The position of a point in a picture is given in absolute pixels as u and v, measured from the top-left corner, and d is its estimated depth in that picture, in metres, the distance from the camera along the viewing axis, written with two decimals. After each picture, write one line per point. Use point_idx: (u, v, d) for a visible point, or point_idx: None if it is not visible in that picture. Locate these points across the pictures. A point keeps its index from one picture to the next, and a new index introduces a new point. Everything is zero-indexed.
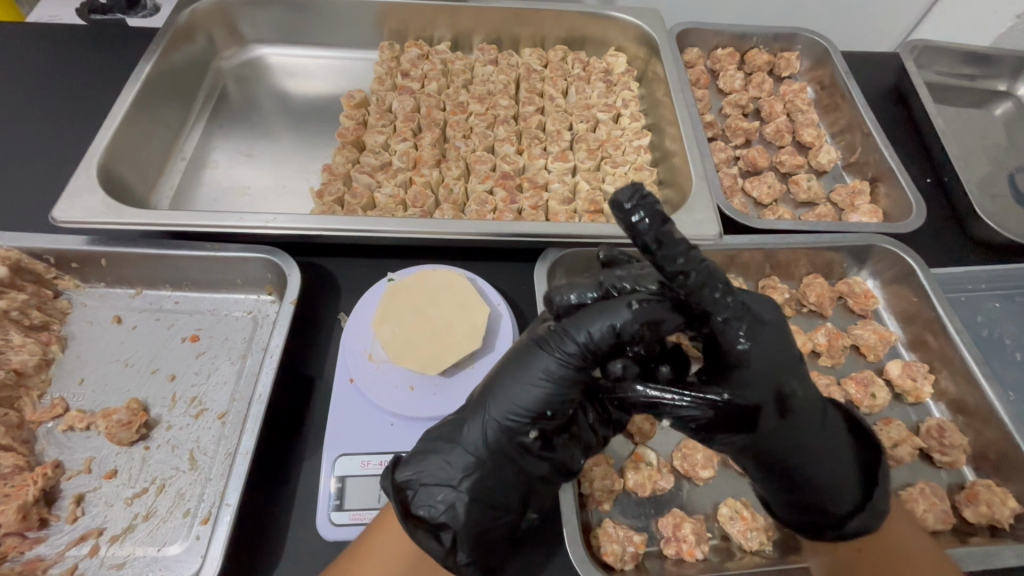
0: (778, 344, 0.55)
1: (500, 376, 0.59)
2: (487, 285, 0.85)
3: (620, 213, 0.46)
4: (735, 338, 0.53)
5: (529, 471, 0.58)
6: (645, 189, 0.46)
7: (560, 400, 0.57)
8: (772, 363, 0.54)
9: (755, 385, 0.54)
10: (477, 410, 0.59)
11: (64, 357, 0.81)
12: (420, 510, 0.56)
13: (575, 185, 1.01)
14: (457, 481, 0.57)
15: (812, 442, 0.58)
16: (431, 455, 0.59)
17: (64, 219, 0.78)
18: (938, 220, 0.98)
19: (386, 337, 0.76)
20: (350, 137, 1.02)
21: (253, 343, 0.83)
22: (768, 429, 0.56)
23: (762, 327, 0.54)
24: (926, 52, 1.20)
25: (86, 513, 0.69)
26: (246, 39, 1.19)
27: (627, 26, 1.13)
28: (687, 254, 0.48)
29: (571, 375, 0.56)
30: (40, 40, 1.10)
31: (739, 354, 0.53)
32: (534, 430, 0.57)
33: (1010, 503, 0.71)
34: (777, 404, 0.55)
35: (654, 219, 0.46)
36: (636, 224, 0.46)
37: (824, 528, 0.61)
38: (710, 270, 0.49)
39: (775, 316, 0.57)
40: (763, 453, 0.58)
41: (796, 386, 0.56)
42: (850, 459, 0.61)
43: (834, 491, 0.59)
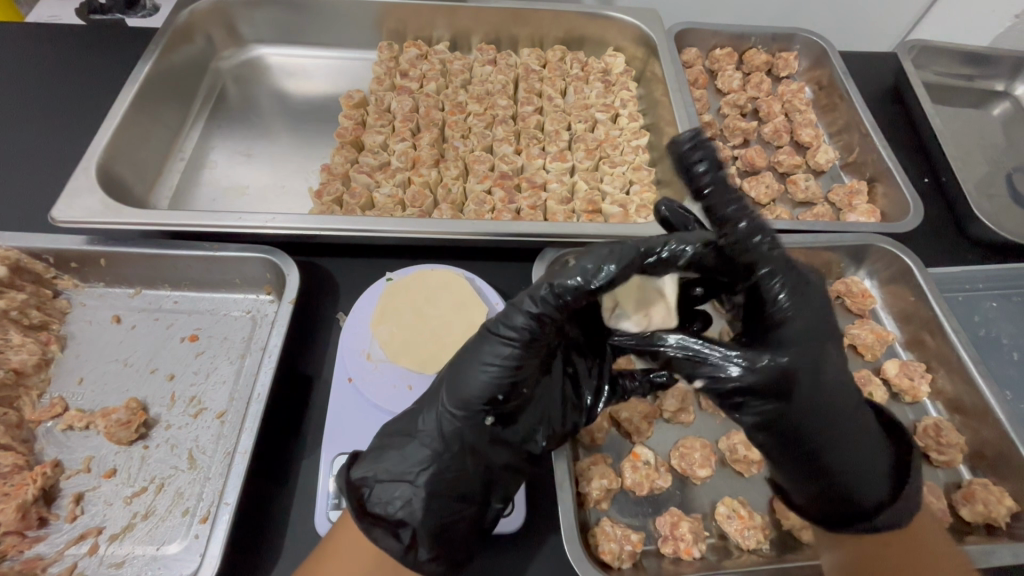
0: (820, 312, 0.58)
1: (452, 366, 0.61)
2: (486, 285, 0.85)
3: (680, 151, 0.54)
4: (777, 293, 0.56)
5: (486, 458, 0.60)
6: (707, 135, 0.53)
7: (510, 383, 0.59)
8: (812, 329, 0.57)
9: (795, 347, 0.57)
10: (432, 402, 0.61)
11: (63, 357, 0.81)
12: (377, 508, 0.57)
13: (574, 185, 1.01)
14: (414, 476, 0.58)
15: (844, 426, 0.59)
16: (388, 452, 0.60)
17: (63, 219, 0.79)
18: (935, 220, 0.99)
19: (384, 336, 0.78)
20: (349, 137, 1.03)
21: (251, 343, 0.84)
22: (802, 401, 0.58)
23: (805, 289, 0.57)
24: (924, 52, 1.20)
25: (85, 512, 0.70)
26: (245, 39, 1.20)
27: (626, 26, 1.13)
28: (737, 203, 0.53)
29: (519, 355, 0.58)
30: (40, 40, 1.10)
31: (783, 312, 0.56)
32: (487, 417, 0.59)
33: (1006, 502, 0.71)
34: (813, 372, 0.57)
35: (711, 160, 0.53)
36: (696, 163, 0.53)
37: (853, 521, 0.60)
38: (761, 224, 0.54)
39: (819, 281, 0.60)
40: (798, 427, 0.59)
41: (831, 364, 0.59)
42: (883, 454, 0.62)
43: (864, 483, 0.59)
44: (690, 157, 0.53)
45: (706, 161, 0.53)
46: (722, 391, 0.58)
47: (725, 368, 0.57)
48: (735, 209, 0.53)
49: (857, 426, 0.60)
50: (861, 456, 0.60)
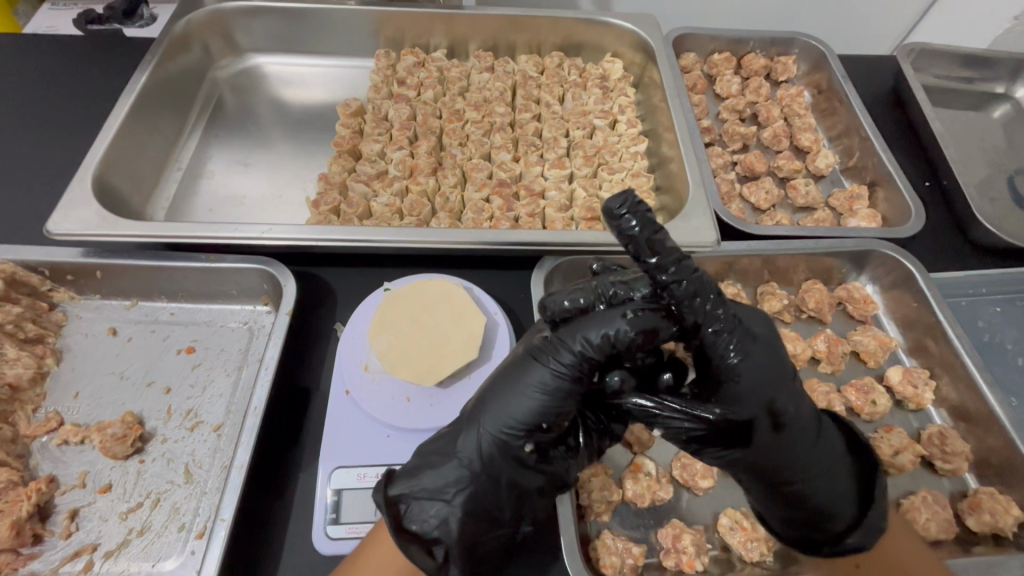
0: (769, 360, 0.56)
1: (495, 387, 0.60)
2: (484, 294, 0.84)
3: (613, 221, 0.49)
4: (724, 351, 0.55)
5: (523, 483, 0.59)
6: (637, 196, 0.48)
7: (557, 412, 0.58)
8: (762, 381, 0.56)
9: (748, 400, 0.55)
10: (474, 422, 0.60)
11: (59, 370, 0.80)
12: (413, 524, 0.57)
13: (572, 192, 1.00)
14: (450, 496, 0.58)
15: (810, 459, 0.60)
16: (425, 470, 0.60)
17: (57, 232, 0.78)
18: (938, 224, 0.98)
19: (381, 348, 0.76)
20: (346, 146, 1.02)
21: (248, 355, 0.83)
22: (762, 444, 0.57)
23: (754, 343, 0.56)
24: (923, 55, 1.20)
25: (81, 529, 0.69)
26: (242, 49, 1.19)
27: (623, 32, 1.13)
28: (678, 263, 0.51)
29: (569, 387, 0.57)
30: (37, 52, 1.10)
31: (728, 367, 0.55)
32: (529, 443, 0.58)
33: (1013, 511, 0.70)
34: (770, 417, 0.57)
35: (646, 227, 0.49)
36: (632, 231, 0.49)
37: (821, 543, 0.63)
38: (703, 282, 0.53)
39: (767, 331, 0.58)
40: (761, 466, 0.59)
41: (790, 403, 0.57)
42: (847, 476, 0.63)
43: (832, 508, 0.61)
44: (624, 225, 0.49)
45: (640, 229, 0.48)
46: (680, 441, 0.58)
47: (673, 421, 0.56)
48: (677, 269, 0.51)
49: (821, 456, 0.61)
50: (826, 482, 0.61)
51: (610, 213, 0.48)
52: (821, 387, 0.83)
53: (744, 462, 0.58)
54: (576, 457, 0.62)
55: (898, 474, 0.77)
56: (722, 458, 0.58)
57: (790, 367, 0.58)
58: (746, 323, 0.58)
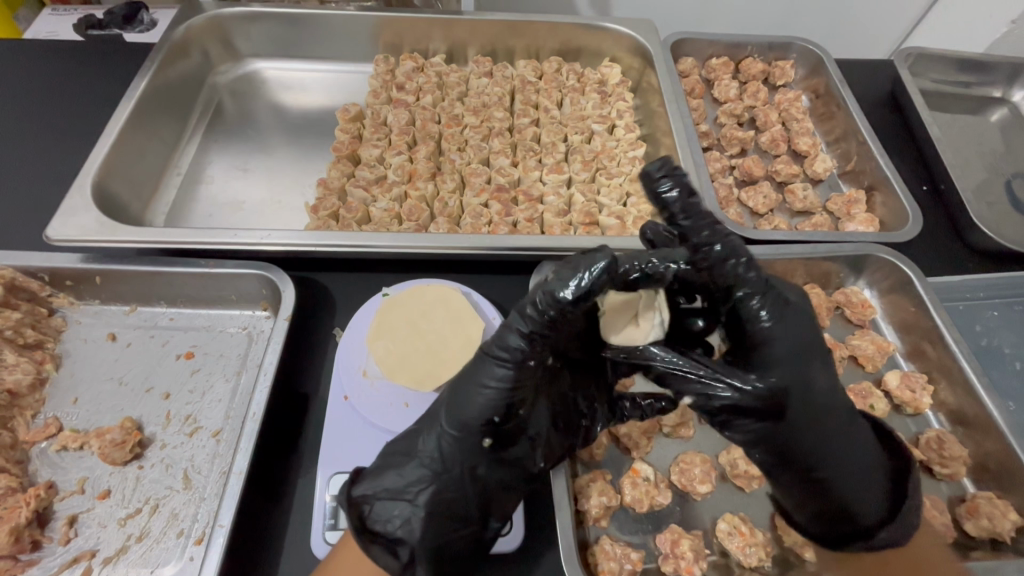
0: (801, 328, 0.59)
1: (451, 384, 0.62)
2: (483, 299, 0.85)
3: (652, 180, 0.60)
4: (757, 314, 0.58)
5: (483, 479, 0.60)
6: (675, 164, 0.59)
7: (507, 404, 0.59)
8: (794, 350, 0.58)
9: (782, 367, 0.58)
10: (432, 421, 0.61)
11: (58, 376, 0.80)
12: (376, 525, 0.58)
13: (571, 197, 1.00)
14: (413, 496, 0.59)
15: (841, 442, 0.61)
16: (389, 470, 0.61)
17: (57, 238, 0.78)
18: (935, 229, 0.98)
19: (380, 353, 0.76)
20: (345, 151, 1.02)
21: (247, 360, 0.83)
22: (797, 419, 0.59)
23: (787, 308, 0.59)
24: (920, 60, 1.21)
25: (79, 535, 0.69)
26: (241, 54, 1.19)
27: (621, 37, 1.13)
28: (711, 228, 0.59)
29: (518, 378, 0.58)
30: (37, 58, 1.11)
31: (764, 332, 0.58)
32: (485, 438, 0.59)
33: (1011, 516, 0.70)
34: (802, 388, 0.58)
35: (679, 186, 0.59)
36: (664, 188, 0.59)
37: (852, 539, 0.63)
38: (734, 247, 0.59)
39: (798, 299, 0.61)
40: (797, 448, 0.60)
41: (821, 377, 0.60)
42: (880, 471, 0.64)
43: (865, 501, 0.62)
44: (659, 184, 0.59)
45: (673, 187, 0.59)
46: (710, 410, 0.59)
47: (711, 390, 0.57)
48: (711, 233, 0.59)
49: (852, 442, 0.62)
50: (859, 474, 0.62)
51: (647, 171, 0.60)
52: None
53: (780, 437, 0.59)
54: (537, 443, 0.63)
55: None
56: (750, 431, 0.59)
57: (823, 340, 0.61)
58: (778, 289, 0.60)
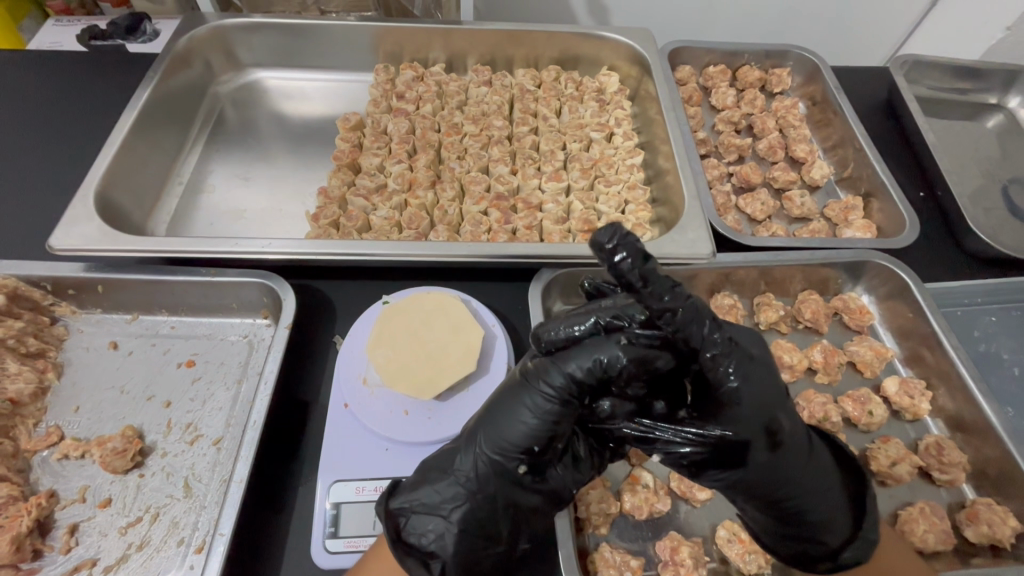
0: (766, 381, 0.56)
1: (491, 408, 0.60)
2: (482, 306, 0.85)
3: (603, 255, 0.45)
4: (724, 374, 0.54)
5: (519, 502, 0.60)
6: (626, 227, 0.45)
7: (549, 434, 0.57)
8: (759, 403, 0.56)
9: (746, 420, 0.55)
10: (471, 441, 0.60)
11: (60, 384, 0.81)
12: (411, 537, 0.59)
13: (569, 205, 1.01)
14: (448, 512, 0.59)
15: (805, 478, 0.60)
16: (426, 484, 0.61)
17: (59, 247, 0.79)
18: (933, 235, 0.98)
19: (379, 362, 0.76)
20: (345, 159, 1.03)
21: (248, 368, 0.83)
22: (757, 466, 0.58)
23: (751, 364, 0.56)
24: (916, 66, 1.22)
25: (80, 543, 0.69)
26: (243, 64, 1.21)
27: (619, 45, 1.14)
28: (672, 291, 0.48)
29: (559, 410, 0.57)
30: (41, 69, 1.12)
31: (730, 391, 0.54)
32: (523, 464, 0.58)
33: (1010, 522, 0.70)
34: (766, 436, 0.57)
35: (636, 257, 0.45)
36: (620, 264, 0.45)
37: (818, 560, 0.64)
38: (698, 308, 0.50)
39: (762, 351, 0.58)
40: (760, 486, 0.59)
41: (786, 421, 0.58)
42: (843, 495, 0.63)
43: (830, 526, 0.62)
44: (612, 260, 0.45)
45: (630, 263, 0.45)
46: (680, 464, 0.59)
47: (677, 447, 0.57)
48: (674, 298, 0.49)
49: (813, 470, 0.61)
50: (826, 500, 0.62)
51: (597, 247, 0.44)
52: (818, 398, 0.83)
53: (743, 481, 0.59)
54: (571, 475, 0.62)
55: (895, 485, 0.77)
56: (725, 479, 0.58)
57: (783, 385, 0.58)
58: (742, 344, 0.57)
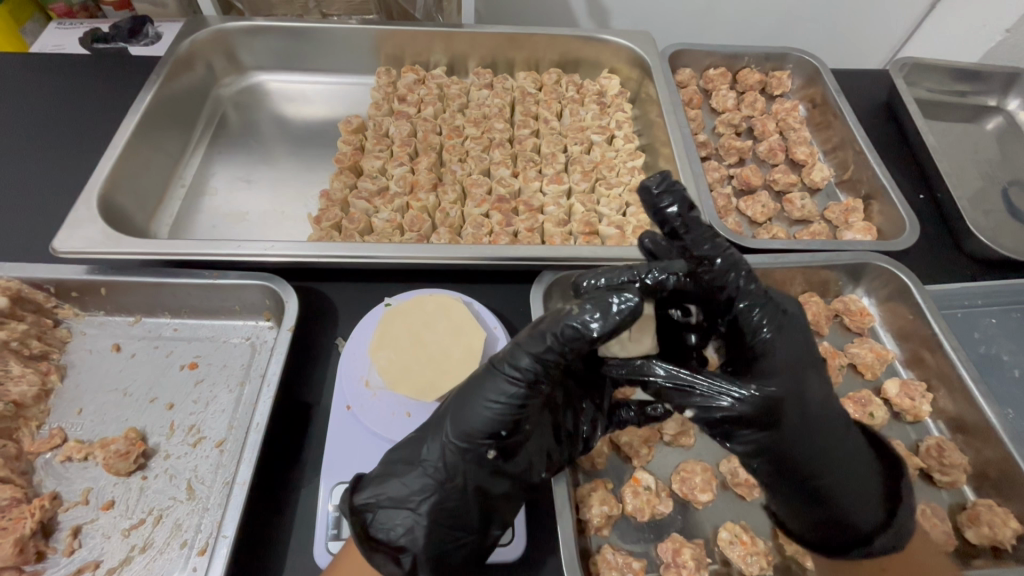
0: (798, 342, 0.61)
1: (457, 396, 0.62)
2: (483, 308, 0.85)
3: (652, 197, 0.56)
4: (758, 325, 0.59)
5: (488, 490, 0.61)
6: (674, 178, 0.56)
7: (514, 417, 0.59)
8: (793, 360, 0.60)
9: (782, 373, 0.59)
10: (438, 431, 0.62)
11: (63, 387, 0.81)
12: (379, 533, 0.59)
13: (570, 207, 1.01)
14: (416, 504, 0.59)
15: (841, 455, 0.62)
16: (393, 478, 0.61)
17: (62, 250, 0.79)
18: (933, 237, 0.99)
19: (382, 363, 0.76)
20: (347, 162, 1.03)
21: (251, 370, 0.84)
22: (793, 429, 0.59)
23: (784, 320, 0.61)
24: (915, 69, 1.22)
25: (83, 546, 0.69)
26: (245, 67, 1.21)
27: (620, 48, 1.15)
28: (712, 241, 0.58)
29: (524, 391, 0.59)
30: (44, 72, 1.12)
31: (763, 342, 0.59)
32: (491, 450, 0.60)
33: (1011, 524, 0.70)
34: (803, 397, 0.60)
35: (680, 203, 0.56)
36: (664, 206, 0.56)
37: (851, 547, 0.65)
38: (735, 260, 0.59)
39: (796, 310, 0.63)
40: (798, 457, 0.61)
41: (819, 385, 0.61)
42: (875, 480, 0.65)
43: (864, 511, 0.64)
44: (658, 203, 0.56)
45: (675, 204, 0.55)
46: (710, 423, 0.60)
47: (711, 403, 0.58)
48: (711, 247, 0.58)
49: (844, 449, 0.63)
50: (860, 482, 0.64)
51: (647, 188, 0.55)
52: None
53: (783, 448, 0.60)
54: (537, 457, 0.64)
55: None
56: (752, 442, 0.60)
57: (817, 351, 0.63)
58: (777, 301, 0.62)
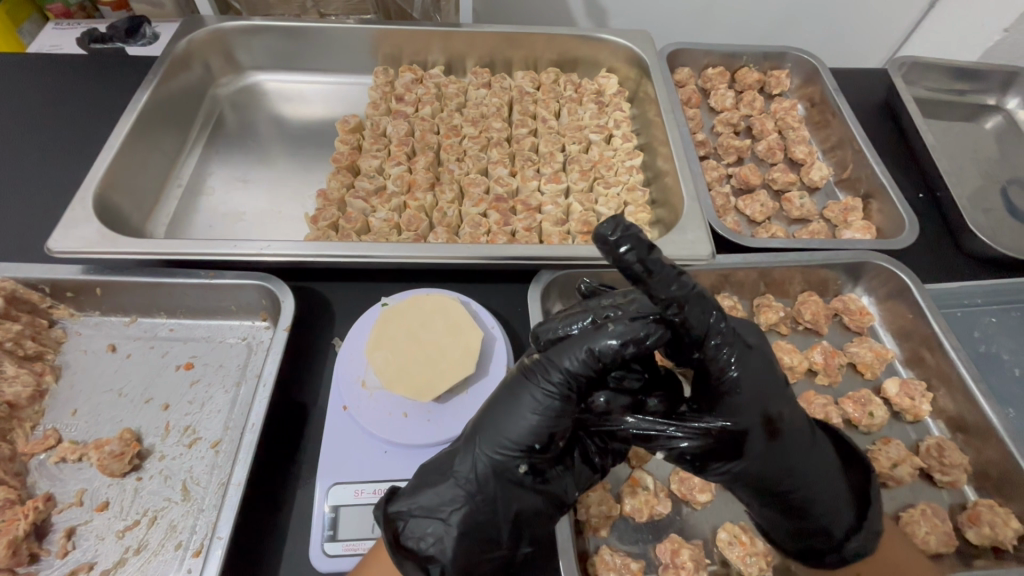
0: (764, 373, 0.58)
1: (491, 408, 0.61)
2: (481, 308, 0.85)
3: (605, 246, 0.48)
4: (725, 363, 0.56)
5: (520, 505, 0.59)
6: (628, 220, 0.47)
7: (550, 430, 0.58)
8: (757, 391, 0.58)
9: (747, 410, 0.57)
10: (470, 443, 0.60)
11: (58, 388, 0.80)
12: (409, 541, 0.58)
13: (569, 207, 1.01)
14: (447, 514, 0.58)
15: (810, 471, 0.61)
16: (424, 488, 0.61)
17: (58, 249, 0.79)
18: (932, 236, 0.98)
19: (378, 363, 0.76)
20: (345, 161, 1.03)
21: (247, 370, 0.83)
22: (757, 456, 0.59)
23: (750, 354, 0.58)
24: (914, 68, 1.22)
25: (77, 547, 0.68)
26: (243, 66, 1.21)
27: (618, 48, 1.14)
28: (678, 280, 0.51)
29: (560, 404, 0.58)
30: (41, 72, 1.12)
31: (731, 380, 0.57)
32: (524, 463, 0.58)
33: (1013, 524, 0.70)
34: (766, 428, 0.58)
35: (637, 249, 0.47)
36: (623, 254, 0.47)
37: (826, 552, 0.66)
38: (699, 296, 0.53)
39: (757, 341, 0.61)
40: (763, 478, 0.60)
41: (784, 410, 0.60)
42: (846, 488, 0.65)
43: (837, 516, 0.64)
44: (617, 252, 0.47)
45: (635, 256, 0.47)
46: (684, 459, 0.59)
47: (679, 442, 0.57)
48: (677, 287, 0.51)
49: (816, 464, 0.62)
50: (832, 489, 0.63)
51: (602, 239, 0.47)
52: (818, 399, 0.83)
53: (748, 473, 0.60)
54: (571, 477, 0.61)
55: (896, 486, 0.77)
56: (726, 472, 0.60)
57: (782, 374, 0.61)
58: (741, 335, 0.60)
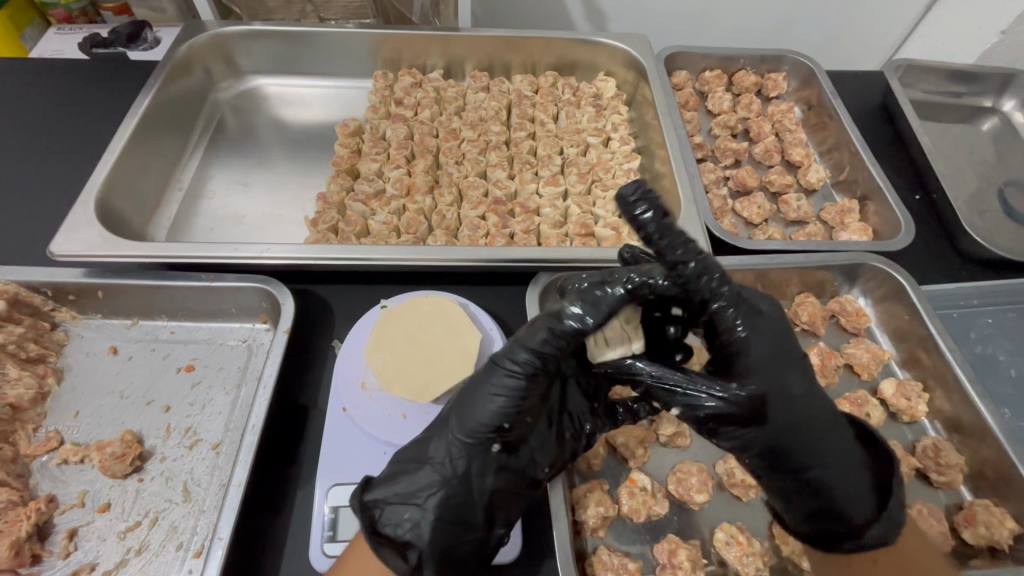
0: (776, 335, 0.61)
1: (463, 392, 0.63)
2: (479, 310, 0.86)
3: (626, 206, 0.54)
4: (732, 324, 0.60)
5: (492, 487, 0.62)
6: (648, 184, 0.54)
7: (516, 411, 0.60)
8: (773, 354, 0.60)
9: (758, 372, 0.60)
10: (444, 429, 0.63)
11: (60, 390, 0.81)
12: (386, 528, 0.60)
13: (567, 209, 1.02)
14: (422, 500, 0.60)
15: (827, 447, 0.62)
16: (400, 476, 0.62)
17: (60, 253, 0.79)
18: (928, 237, 0.99)
19: (378, 365, 0.76)
20: (344, 165, 1.04)
21: (247, 372, 0.84)
22: (778, 422, 0.60)
23: (760, 318, 0.61)
24: (910, 70, 1.23)
25: (79, 548, 0.69)
26: (243, 71, 1.21)
27: (616, 51, 1.15)
28: (685, 246, 0.56)
29: (524, 385, 0.60)
30: (43, 77, 1.13)
31: (739, 340, 0.60)
32: (495, 444, 0.61)
33: (1009, 524, 0.70)
34: (780, 393, 0.60)
35: (655, 211, 0.54)
36: (640, 216, 0.54)
37: (842, 538, 0.64)
38: (706, 263, 0.58)
39: (771, 308, 0.63)
40: (781, 448, 0.61)
41: (801, 380, 0.61)
42: (862, 476, 0.65)
43: (851, 502, 0.63)
44: (632, 212, 0.54)
45: (650, 216, 0.54)
46: (699, 420, 0.61)
47: (703, 403, 0.59)
48: (684, 251, 0.57)
49: (833, 441, 0.63)
50: (847, 474, 0.63)
51: (623, 198, 0.53)
52: None
53: (766, 440, 0.61)
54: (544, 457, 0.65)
55: None
56: (739, 438, 0.61)
57: (799, 347, 0.63)
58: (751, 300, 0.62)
